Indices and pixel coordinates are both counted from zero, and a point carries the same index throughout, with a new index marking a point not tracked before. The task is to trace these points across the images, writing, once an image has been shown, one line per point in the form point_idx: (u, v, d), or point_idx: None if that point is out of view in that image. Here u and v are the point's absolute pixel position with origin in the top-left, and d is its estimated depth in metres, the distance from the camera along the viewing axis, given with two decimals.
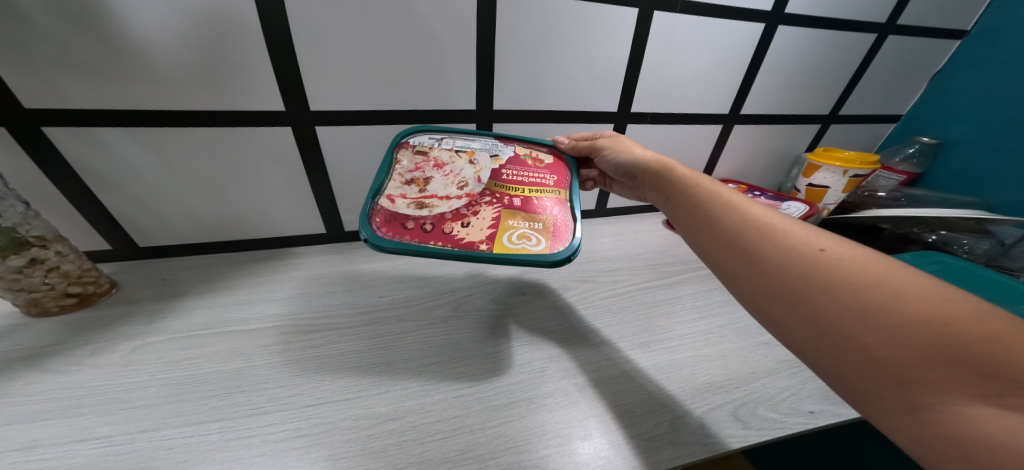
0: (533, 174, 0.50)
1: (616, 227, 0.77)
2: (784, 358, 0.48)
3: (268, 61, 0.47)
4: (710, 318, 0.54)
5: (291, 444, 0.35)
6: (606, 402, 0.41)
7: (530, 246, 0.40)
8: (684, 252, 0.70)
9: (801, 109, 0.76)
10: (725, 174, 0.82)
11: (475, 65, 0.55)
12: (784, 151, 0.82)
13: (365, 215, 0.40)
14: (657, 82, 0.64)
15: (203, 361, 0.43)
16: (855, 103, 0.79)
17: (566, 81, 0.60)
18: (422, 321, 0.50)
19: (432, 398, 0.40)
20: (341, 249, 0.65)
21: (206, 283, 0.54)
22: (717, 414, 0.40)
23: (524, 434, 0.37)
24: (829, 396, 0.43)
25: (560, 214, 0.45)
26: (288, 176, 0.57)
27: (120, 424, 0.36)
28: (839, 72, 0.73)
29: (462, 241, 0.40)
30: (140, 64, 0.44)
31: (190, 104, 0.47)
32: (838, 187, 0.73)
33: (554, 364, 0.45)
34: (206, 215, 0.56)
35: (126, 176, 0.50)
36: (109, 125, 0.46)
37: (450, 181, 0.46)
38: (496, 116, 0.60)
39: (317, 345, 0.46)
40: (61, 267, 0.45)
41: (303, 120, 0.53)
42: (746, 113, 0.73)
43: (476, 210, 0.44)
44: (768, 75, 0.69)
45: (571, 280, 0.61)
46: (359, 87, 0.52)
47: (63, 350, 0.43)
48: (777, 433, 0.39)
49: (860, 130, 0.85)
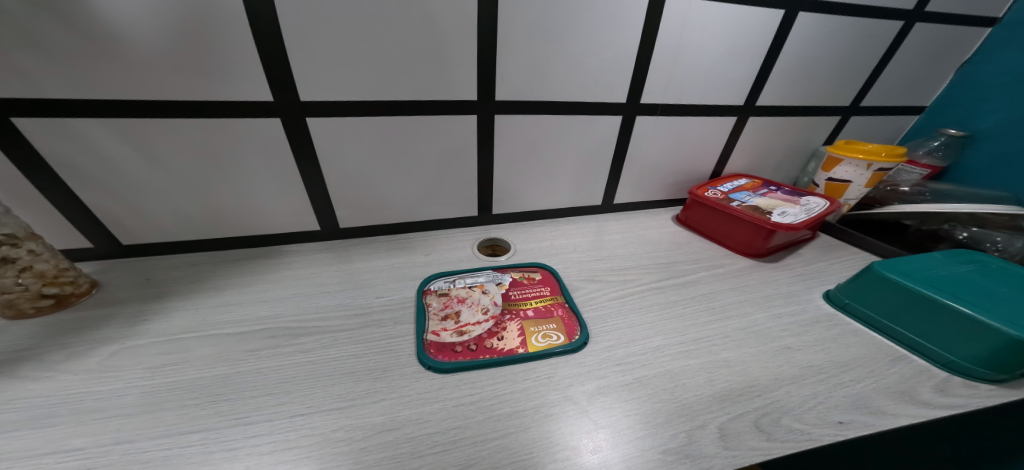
0: (534, 288, 0.55)
1: (624, 224, 0.74)
2: (808, 363, 0.45)
3: (254, 47, 0.44)
4: (726, 320, 0.51)
5: (277, 458, 0.32)
6: (618, 411, 0.38)
7: (557, 343, 0.45)
8: (696, 250, 0.67)
9: (820, 100, 0.72)
10: (738, 168, 0.79)
11: (476, 52, 0.52)
12: (801, 144, 0.79)
13: (421, 348, 0.43)
14: (669, 72, 0.60)
15: (187, 366, 0.40)
16: (876, 95, 0.76)
17: (574, 70, 0.57)
18: (421, 322, 0.47)
19: (431, 406, 0.38)
20: (337, 247, 0.62)
21: (192, 283, 0.52)
22: (739, 425, 0.37)
23: (531, 447, 0.34)
24: (860, 405, 0.40)
25: (568, 315, 0.50)
26: (280, 170, 0.54)
27: (93, 435, 0.33)
28: (860, 62, 0.69)
29: (505, 349, 0.44)
30: (115, 49, 0.40)
31: (172, 93, 0.44)
32: (860, 181, 0.69)
33: (562, 370, 0.42)
34: (192, 211, 0.53)
35: (106, 171, 0.47)
36: (85, 116, 0.43)
37: (477, 310, 0.50)
38: (498, 107, 0.57)
39: (309, 349, 0.43)
40: (36, 267, 0.43)
41: (294, 111, 0.50)
42: (762, 105, 0.69)
43: (504, 326, 0.48)
44: (787, 64, 0.65)
45: (579, 279, 0.58)
46: (353, 75, 0.49)
47: (37, 354, 0.40)
48: (805, 445, 0.36)
49: (880, 122, 0.81)
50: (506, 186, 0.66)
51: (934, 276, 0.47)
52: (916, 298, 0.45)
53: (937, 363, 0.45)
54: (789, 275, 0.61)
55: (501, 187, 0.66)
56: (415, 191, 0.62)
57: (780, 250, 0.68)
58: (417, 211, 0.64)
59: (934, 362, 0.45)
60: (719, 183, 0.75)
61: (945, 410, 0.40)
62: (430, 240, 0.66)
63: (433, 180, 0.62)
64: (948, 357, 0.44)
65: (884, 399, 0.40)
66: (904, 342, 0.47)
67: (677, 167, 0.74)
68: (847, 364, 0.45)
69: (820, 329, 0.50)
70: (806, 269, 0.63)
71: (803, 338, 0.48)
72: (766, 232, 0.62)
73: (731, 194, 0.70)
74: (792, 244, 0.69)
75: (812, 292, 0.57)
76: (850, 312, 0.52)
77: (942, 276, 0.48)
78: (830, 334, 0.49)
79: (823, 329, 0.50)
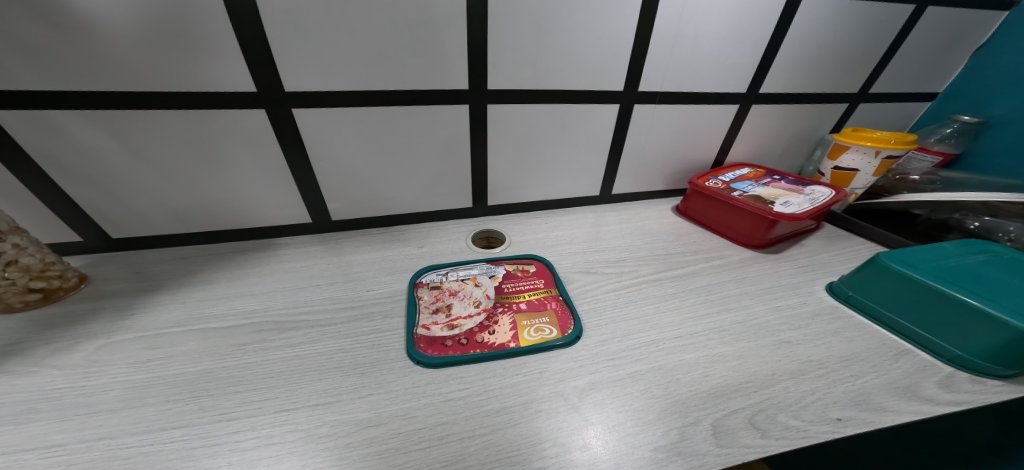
0: (527, 280, 0.54)
1: (622, 215, 0.73)
2: (807, 358, 0.43)
3: (233, 35, 0.43)
4: (723, 313, 0.50)
5: (260, 454, 0.32)
6: (610, 408, 0.37)
7: (550, 337, 0.44)
8: (695, 241, 0.65)
9: (828, 86, 0.69)
10: (741, 157, 0.76)
11: (466, 39, 0.50)
12: (806, 132, 0.76)
13: (410, 342, 0.43)
14: (668, 58, 0.58)
15: (173, 362, 0.40)
16: (887, 80, 0.72)
17: (567, 58, 0.54)
18: (411, 315, 0.46)
19: (417, 402, 0.37)
20: (328, 239, 0.61)
21: (181, 277, 0.51)
22: (733, 421, 0.36)
23: (518, 443, 0.34)
24: (860, 400, 0.39)
25: (562, 308, 0.49)
26: (267, 161, 0.53)
27: (75, 431, 0.33)
28: (872, 45, 0.66)
29: (496, 344, 0.43)
30: (87, 37, 0.39)
31: (151, 84, 0.43)
32: (868, 170, 0.67)
33: (552, 365, 0.41)
34: (180, 203, 0.53)
35: (89, 164, 0.46)
36: (63, 108, 0.42)
37: (468, 303, 0.49)
38: (491, 96, 0.55)
39: (296, 344, 0.43)
40: (22, 261, 0.42)
41: (278, 101, 0.48)
42: (766, 92, 0.66)
43: (495, 320, 0.47)
44: (793, 48, 0.62)
45: (574, 271, 0.57)
46: (338, 64, 0.47)
47: (24, 349, 0.40)
48: (799, 443, 0.35)
49: (891, 109, 0.78)
50: (501, 177, 0.65)
51: (942, 267, 0.46)
52: (922, 290, 0.44)
53: (943, 358, 0.44)
54: (791, 267, 0.59)
55: (495, 178, 0.65)
56: (407, 183, 0.61)
57: (783, 242, 0.66)
58: (410, 203, 0.63)
59: (940, 357, 0.44)
60: (721, 173, 0.72)
61: (948, 406, 0.39)
62: (424, 232, 0.64)
63: (425, 172, 0.60)
64: (954, 351, 0.43)
65: (886, 395, 0.39)
66: (909, 335, 0.46)
67: (677, 157, 0.72)
68: (849, 358, 0.43)
69: (822, 323, 0.49)
70: (810, 260, 0.61)
71: (803, 332, 0.47)
72: (768, 222, 0.60)
73: (733, 184, 0.68)
74: (796, 234, 0.67)
75: (815, 284, 0.56)
76: (853, 305, 0.51)
77: (951, 267, 0.46)
78: (832, 328, 0.48)
79: (824, 322, 0.49)
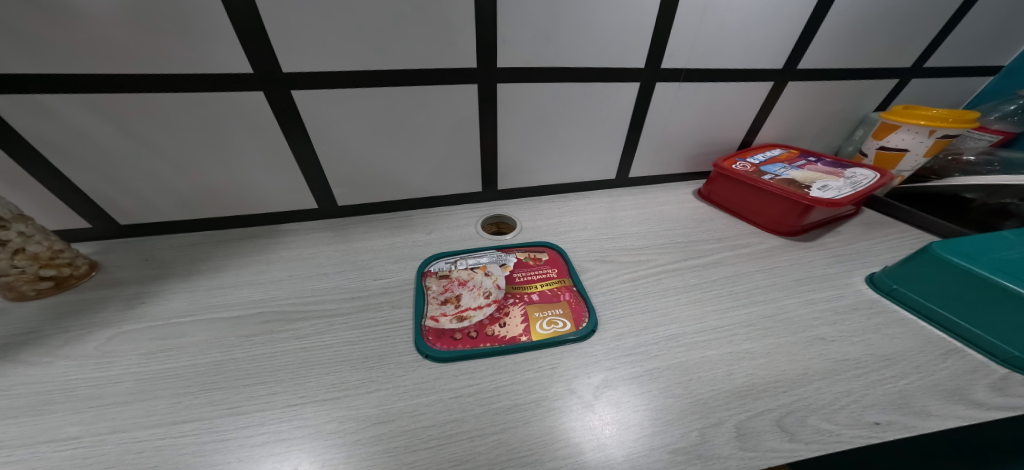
0: (538, 272, 0.51)
1: (640, 199, 0.69)
2: (843, 357, 0.40)
3: (223, 15, 0.39)
4: (751, 307, 0.46)
5: (270, 449, 0.31)
6: (626, 406, 0.35)
7: (563, 331, 0.42)
8: (719, 227, 0.62)
9: (876, 58, 0.62)
10: (770, 138, 0.71)
11: (475, 15, 0.46)
12: (847, 110, 0.70)
13: (418, 335, 0.41)
14: (695, 33, 0.52)
15: (182, 353, 0.39)
16: (943, 54, 0.65)
17: (585, 32, 0.50)
18: (419, 306, 0.45)
19: (427, 397, 0.36)
20: (336, 226, 0.60)
21: (189, 265, 0.51)
22: (759, 423, 0.34)
23: (530, 442, 0.32)
24: (901, 403, 0.36)
25: (575, 300, 0.47)
26: (269, 147, 0.51)
27: (89, 423, 0.33)
28: (932, 13, 0.59)
29: (507, 337, 0.41)
30: (71, 17, 0.36)
31: (143, 67, 0.41)
32: (919, 150, 0.61)
33: (566, 360, 0.39)
34: (183, 189, 0.52)
35: (92, 151, 0.45)
36: (56, 91, 0.40)
37: (478, 293, 0.47)
38: (501, 75, 0.51)
39: (304, 335, 0.42)
40: (29, 249, 0.42)
41: (277, 83, 0.45)
42: (804, 68, 0.60)
43: (506, 312, 0.45)
44: (840, 17, 0.55)
45: (589, 260, 0.54)
46: (337, 42, 0.44)
47: (39, 338, 0.40)
48: (831, 448, 0.32)
49: (944, 85, 0.71)
50: (513, 161, 0.62)
51: (1002, 259, 0.41)
52: (977, 284, 0.40)
53: (996, 359, 0.40)
54: (825, 256, 0.55)
55: (507, 163, 0.62)
56: (416, 168, 0.59)
57: (816, 228, 0.61)
58: (419, 188, 0.61)
59: (993, 357, 0.40)
60: (749, 155, 0.68)
61: (1000, 411, 0.36)
62: (433, 217, 0.62)
63: (433, 156, 0.58)
64: (1010, 352, 0.39)
65: (930, 398, 0.36)
66: (958, 333, 0.42)
67: (701, 138, 0.67)
68: (890, 358, 0.40)
69: (860, 318, 0.45)
70: (846, 249, 0.57)
71: (839, 328, 0.44)
72: (802, 208, 0.55)
73: (763, 167, 0.63)
74: (831, 220, 0.63)
75: (853, 275, 0.52)
76: (896, 299, 0.47)
77: (1015, 260, 0.41)
78: (872, 324, 0.44)
79: (862, 317, 0.45)
